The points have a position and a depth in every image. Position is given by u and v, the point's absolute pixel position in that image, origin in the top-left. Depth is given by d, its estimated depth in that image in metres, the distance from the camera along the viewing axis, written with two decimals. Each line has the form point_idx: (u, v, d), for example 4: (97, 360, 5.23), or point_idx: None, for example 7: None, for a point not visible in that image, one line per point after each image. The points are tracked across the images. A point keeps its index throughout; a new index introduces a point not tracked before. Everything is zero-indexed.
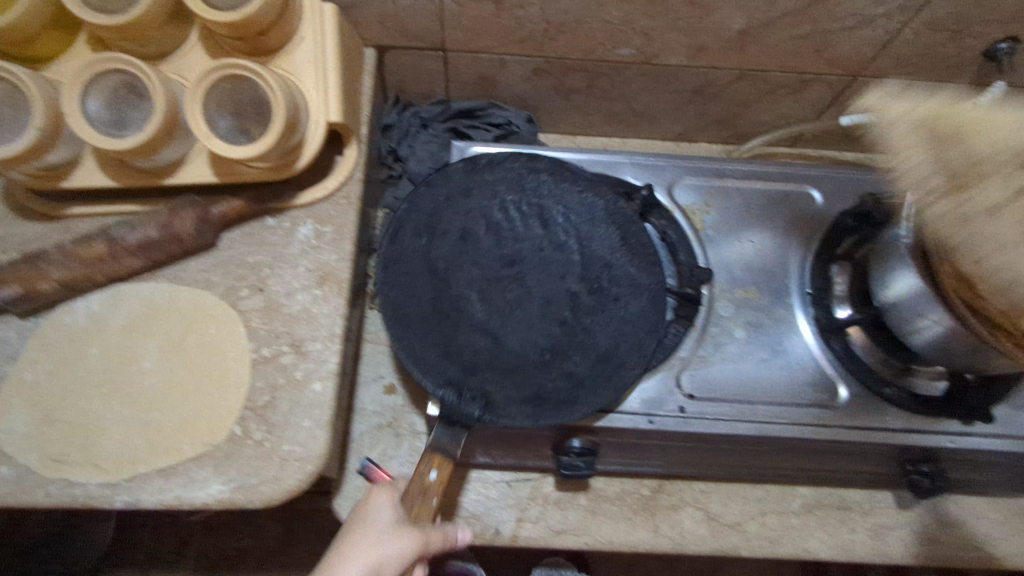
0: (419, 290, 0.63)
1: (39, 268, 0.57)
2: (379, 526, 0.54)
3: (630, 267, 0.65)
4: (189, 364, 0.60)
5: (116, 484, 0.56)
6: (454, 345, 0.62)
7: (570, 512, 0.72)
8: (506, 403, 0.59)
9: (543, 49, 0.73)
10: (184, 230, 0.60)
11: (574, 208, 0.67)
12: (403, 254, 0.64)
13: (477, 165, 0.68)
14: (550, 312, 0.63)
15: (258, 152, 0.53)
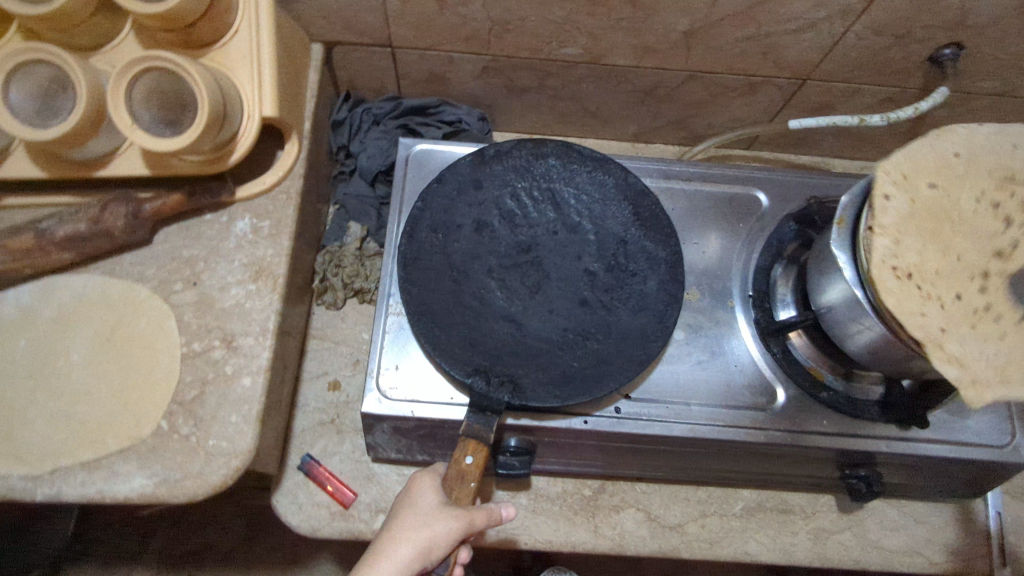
0: (439, 285, 0.62)
1: None
2: (425, 508, 0.54)
3: (645, 241, 0.64)
4: (120, 357, 0.60)
5: (38, 476, 0.55)
6: (478, 335, 0.60)
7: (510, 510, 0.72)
8: (536, 385, 0.58)
9: (489, 47, 0.73)
10: (114, 225, 0.60)
11: (585, 189, 0.66)
12: (420, 251, 0.62)
13: (486, 156, 0.67)
14: (572, 292, 0.62)
15: (183, 145, 0.54)
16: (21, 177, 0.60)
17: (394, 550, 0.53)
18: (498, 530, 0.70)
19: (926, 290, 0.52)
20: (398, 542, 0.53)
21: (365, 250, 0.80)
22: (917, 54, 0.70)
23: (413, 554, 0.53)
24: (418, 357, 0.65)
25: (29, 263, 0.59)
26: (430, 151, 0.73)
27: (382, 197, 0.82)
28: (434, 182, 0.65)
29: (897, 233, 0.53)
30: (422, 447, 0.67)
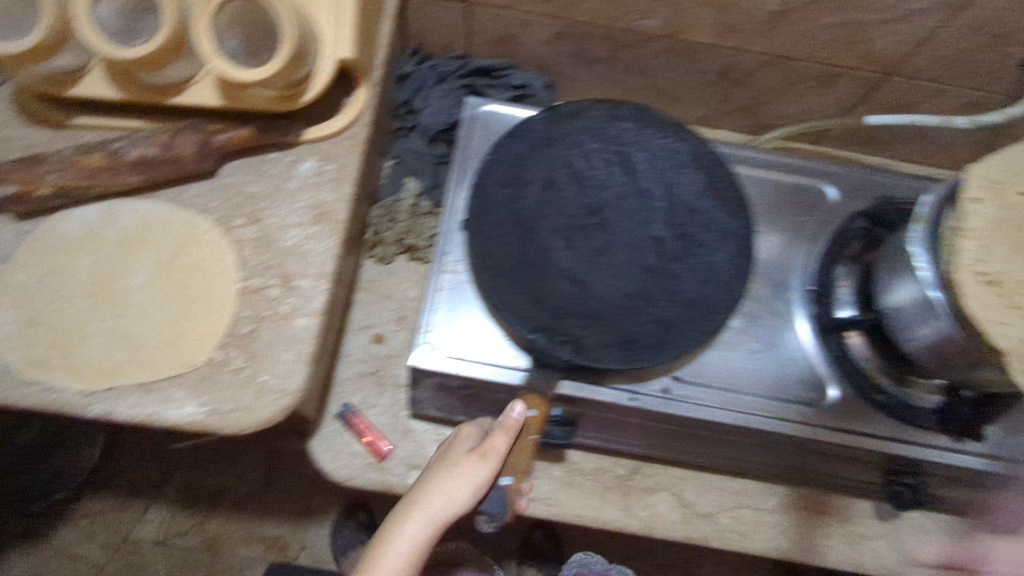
0: (506, 240, 0.63)
1: (37, 171, 0.57)
2: (458, 459, 0.61)
3: (716, 213, 0.65)
4: (178, 285, 0.60)
5: (93, 393, 0.56)
6: (542, 292, 0.61)
7: (543, 481, 0.71)
8: (597, 347, 0.59)
9: (567, 11, 0.71)
10: (185, 152, 0.59)
11: (658, 154, 0.66)
12: (490, 205, 0.64)
13: (560, 114, 0.67)
14: (637, 257, 0.62)
15: (262, 77, 0.53)
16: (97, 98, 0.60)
17: (429, 497, 0.59)
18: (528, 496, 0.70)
19: (1014, 301, 0.50)
20: (432, 489, 0.59)
21: (419, 207, 0.79)
22: (1014, 57, 0.67)
23: (447, 501, 0.58)
24: (466, 315, 0.65)
25: (98, 184, 0.59)
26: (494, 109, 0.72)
27: (439, 156, 0.82)
28: (507, 139, 0.66)
29: (983, 238, 0.51)
30: (464, 408, 0.68)
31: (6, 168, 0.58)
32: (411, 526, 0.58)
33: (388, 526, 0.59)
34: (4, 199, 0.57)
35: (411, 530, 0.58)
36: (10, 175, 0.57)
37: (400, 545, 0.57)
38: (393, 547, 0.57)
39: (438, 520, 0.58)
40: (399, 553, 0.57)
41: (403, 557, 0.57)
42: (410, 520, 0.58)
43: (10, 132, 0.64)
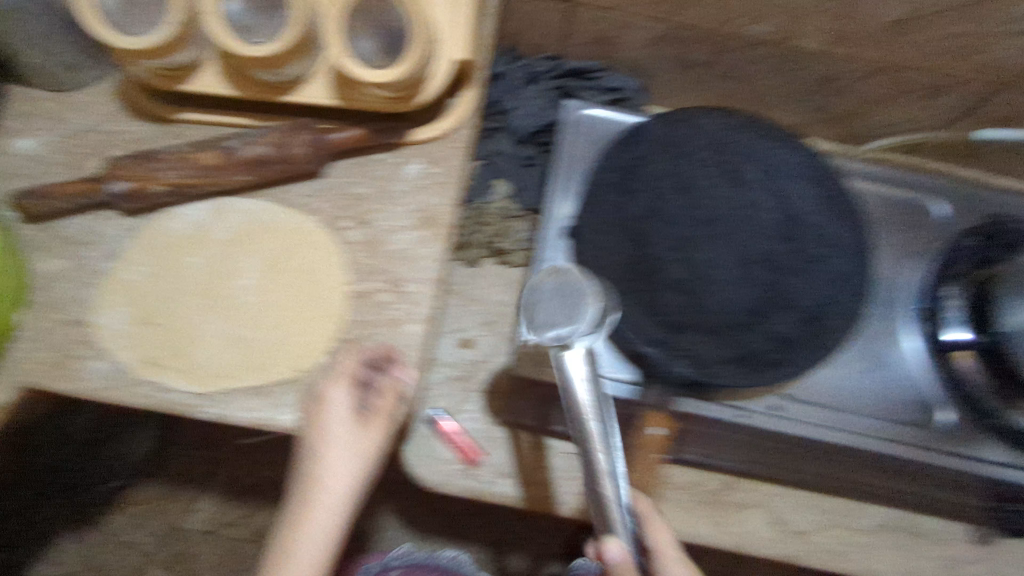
0: (618, 249, 0.62)
1: (151, 167, 0.57)
2: (346, 435, 0.55)
3: (832, 226, 0.62)
4: (287, 287, 0.60)
5: (206, 395, 0.56)
6: (656, 304, 0.60)
7: None
8: (714, 362, 0.59)
9: (674, 15, 0.69)
10: (296, 152, 0.58)
11: (770, 162, 0.63)
12: (601, 214, 0.64)
13: (674, 117, 0.66)
14: (753, 270, 0.60)
15: (398, 75, 0.52)
16: (209, 92, 0.59)
17: (328, 485, 0.55)
18: None
19: None
20: (321, 479, 0.55)
21: (507, 210, 0.78)
22: None
23: (348, 488, 0.56)
24: None
25: (210, 181, 0.58)
26: (594, 115, 0.71)
27: (528, 158, 0.80)
28: (620, 146, 0.66)
29: None
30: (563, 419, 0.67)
31: (122, 163, 0.57)
32: (318, 525, 0.54)
33: (290, 525, 0.55)
34: (118, 196, 0.57)
35: (320, 533, 0.54)
36: (126, 170, 0.56)
37: (316, 549, 0.54)
38: (301, 552, 0.53)
39: (340, 509, 0.55)
40: (307, 563, 0.53)
41: (318, 561, 0.54)
42: (318, 517, 0.54)
43: (115, 126, 0.63)
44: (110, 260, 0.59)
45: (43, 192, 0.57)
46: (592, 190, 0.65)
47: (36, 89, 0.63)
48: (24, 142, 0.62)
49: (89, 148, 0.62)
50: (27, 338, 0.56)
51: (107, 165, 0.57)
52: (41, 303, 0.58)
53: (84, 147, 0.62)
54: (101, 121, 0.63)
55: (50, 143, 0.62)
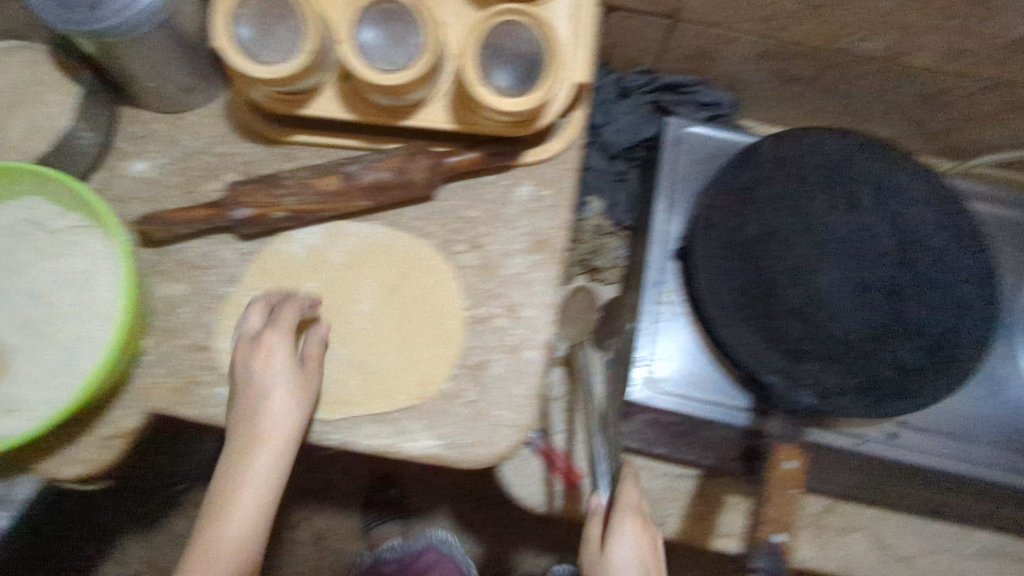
0: (735, 273, 0.62)
1: (275, 194, 0.57)
2: (280, 384, 0.53)
3: (954, 252, 0.61)
4: (405, 311, 0.60)
5: (332, 421, 0.57)
6: (776, 330, 0.59)
7: (737, 515, 0.72)
8: (841, 394, 0.57)
9: (783, 32, 0.67)
10: (417, 177, 0.58)
11: (885, 185, 0.63)
12: (716, 237, 0.63)
13: (787, 137, 0.65)
14: (873, 294, 0.59)
15: (529, 103, 0.50)
16: (328, 116, 0.58)
17: (270, 438, 0.52)
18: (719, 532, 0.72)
19: None
20: (273, 430, 0.52)
21: (600, 227, 0.81)
22: None
23: (291, 440, 0.53)
24: (682, 349, 0.65)
25: (330, 207, 0.59)
26: (700, 133, 0.70)
27: (618, 173, 0.80)
28: (732, 167, 0.65)
29: None
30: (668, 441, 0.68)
31: (244, 189, 0.57)
32: (256, 476, 0.52)
33: (228, 475, 0.52)
34: (240, 222, 0.57)
35: (261, 491, 0.52)
36: (250, 197, 0.57)
37: (258, 502, 0.52)
38: (240, 505, 0.51)
39: (280, 463, 0.53)
40: (244, 515, 0.51)
41: (259, 515, 0.52)
42: (255, 470, 0.52)
43: (226, 147, 0.63)
44: (229, 284, 0.59)
45: (166, 218, 0.57)
46: (705, 213, 0.65)
47: (146, 110, 0.63)
48: (139, 165, 0.62)
49: (203, 170, 0.62)
50: (152, 362, 0.57)
51: (229, 190, 0.57)
52: (163, 328, 0.59)
53: (197, 170, 0.62)
54: (212, 143, 0.63)
55: (163, 165, 0.62)
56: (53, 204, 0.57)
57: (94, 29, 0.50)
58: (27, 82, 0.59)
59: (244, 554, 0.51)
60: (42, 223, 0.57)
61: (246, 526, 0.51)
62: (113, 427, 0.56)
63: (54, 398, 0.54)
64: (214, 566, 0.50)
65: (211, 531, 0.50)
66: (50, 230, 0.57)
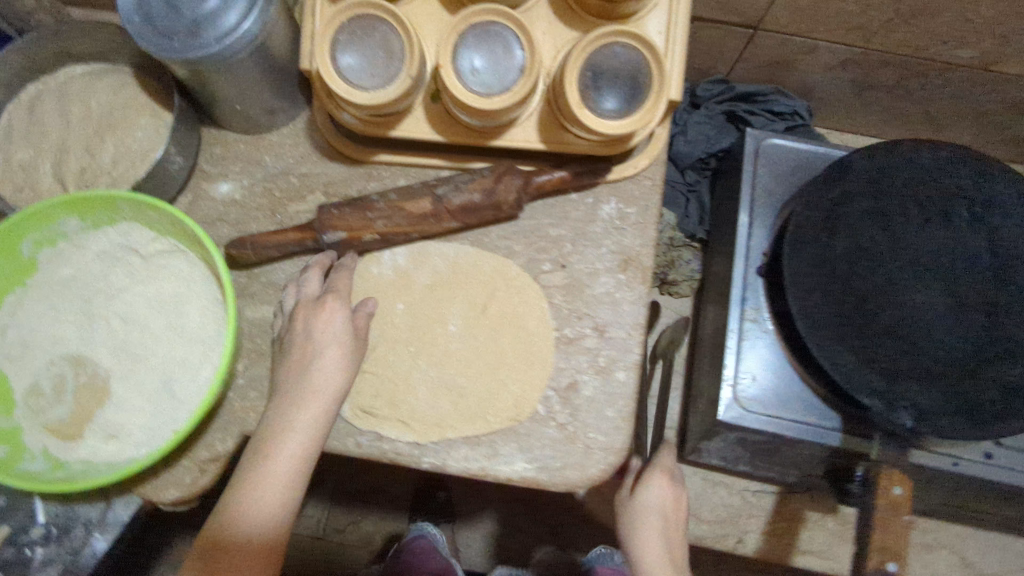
0: (827, 290, 0.60)
1: (366, 217, 0.57)
2: (335, 340, 0.54)
3: None
4: (493, 333, 0.60)
5: (424, 444, 0.57)
6: (871, 350, 0.58)
7: (819, 533, 0.73)
8: (939, 414, 0.56)
9: (870, 40, 0.66)
10: (506, 199, 0.56)
11: (981, 197, 0.61)
12: (806, 252, 0.62)
13: (880, 149, 0.63)
14: (970, 312, 0.58)
15: (636, 127, 0.50)
16: (416, 137, 0.58)
17: (319, 392, 0.52)
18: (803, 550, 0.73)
19: None
20: (322, 385, 0.53)
21: (674, 239, 0.81)
22: None
23: (334, 398, 0.53)
24: (773, 369, 0.63)
25: (419, 229, 0.58)
26: (781, 146, 0.69)
27: (690, 184, 0.79)
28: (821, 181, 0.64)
29: None
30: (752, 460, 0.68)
31: (334, 212, 0.57)
32: (301, 425, 0.51)
33: (274, 427, 0.51)
34: (333, 244, 0.57)
35: (301, 445, 0.51)
36: (339, 220, 0.56)
37: (301, 450, 0.51)
38: (283, 451, 0.51)
39: (325, 416, 0.53)
40: (282, 471, 0.50)
41: (300, 465, 0.51)
42: (300, 418, 0.52)
43: (310, 168, 0.63)
44: None
45: (256, 242, 0.58)
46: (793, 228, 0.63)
47: (229, 131, 0.64)
48: (223, 186, 0.63)
49: (288, 190, 0.63)
50: (245, 385, 0.58)
51: (318, 214, 0.57)
52: (253, 350, 0.59)
53: (281, 191, 0.63)
54: (295, 163, 0.63)
55: (248, 187, 0.63)
56: (149, 228, 0.57)
57: (194, 58, 0.50)
58: (115, 106, 0.60)
59: (280, 498, 0.50)
60: (136, 247, 0.57)
61: (288, 473, 0.50)
62: (211, 450, 0.56)
63: (153, 422, 0.54)
64: (257, 505, 0.49)
65: (255, 473, 0.50)
66: (144, 253, 0.57)
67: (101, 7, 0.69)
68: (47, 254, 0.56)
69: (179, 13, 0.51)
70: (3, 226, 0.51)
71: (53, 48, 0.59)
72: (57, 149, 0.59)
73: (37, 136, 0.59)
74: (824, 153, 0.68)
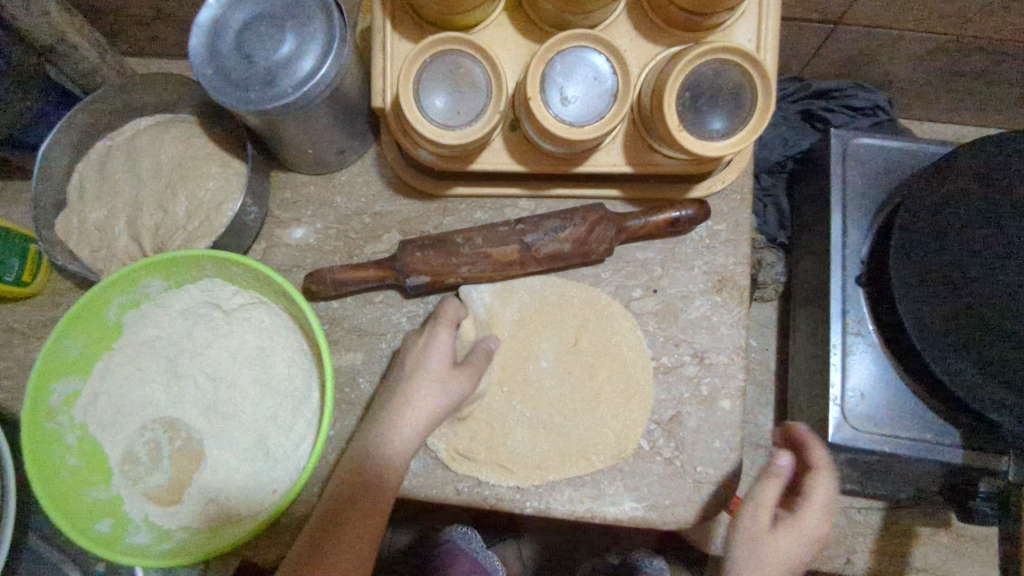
0: (940, 299, 0.56)
1: (452, 263, 0.54)
2: (434, 370, 0.52)
3: None
4: (589, 366, 0.57)
5: (526, 488, 0.54)
6: (994, 360, 0.54)
7: (929, 549, 0.72)
8: None
9: (962, 27, 0.62)
10: (598, 248, 0.54)
11: None
12: (912, 258, 0.58)
13: (981, 145, 0.59)
14: None
15: (738, 148, 0.47)
16: (495, 169, 0.56)
17: (410, 416, 0.51)
18: (915, 567, 0.71)
19: None
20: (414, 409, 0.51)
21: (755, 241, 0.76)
22: None
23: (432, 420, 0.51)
24: (884, 393, 0.60)
25: (504, 275, 0.56)
26: (870, 146, 0.66)
27: (766, 189, 0.76)
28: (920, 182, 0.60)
29: None
30: (859, 477, 0.65)
31: (418, 255, 0.54)
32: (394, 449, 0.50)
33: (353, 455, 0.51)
34: (415, 289, 0.55)
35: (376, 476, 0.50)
36: (425, 264, 0.54)
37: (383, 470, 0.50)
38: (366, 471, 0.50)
39: (419, 435, 0.52)
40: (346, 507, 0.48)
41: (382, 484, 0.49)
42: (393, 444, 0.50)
43: (384, 206, 0.62)
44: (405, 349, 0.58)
45: (334, 280, 0.55)
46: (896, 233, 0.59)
47: (298, 174, 0.62)
48: (297, 232, 0.61)
49: (363, 232, 0.61)
50: (337, 437, 0.56)
51: (402, 258, 0.54)
52: (342, 400, 0.57)
53: (356, 232, 0.61)
54: (368, 203, 0.62)
55: (322, 230, 0.61)
56: (231, 282, 0.56)
57: (270, 108, 0.49)
58: (184, 157, 0.59)
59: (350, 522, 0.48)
60: (220, 302, 0.56)
61: (366, 495, 0.49)
62: (309, 505, 0.55)
63: (253, 482, 0.52)
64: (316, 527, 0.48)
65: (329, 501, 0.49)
66: (227, 308, 0.56)
67: (160, 55, 0.68)
68: (132, 317, 0.55)
69: (254, 64, 0.50)
70: (91, 293, 0.50)
71: (120, 103, 0.59)
72: (132, 207, 0.59)
73: (110, 194, 0.59)
74: (918, 154, 0.65)
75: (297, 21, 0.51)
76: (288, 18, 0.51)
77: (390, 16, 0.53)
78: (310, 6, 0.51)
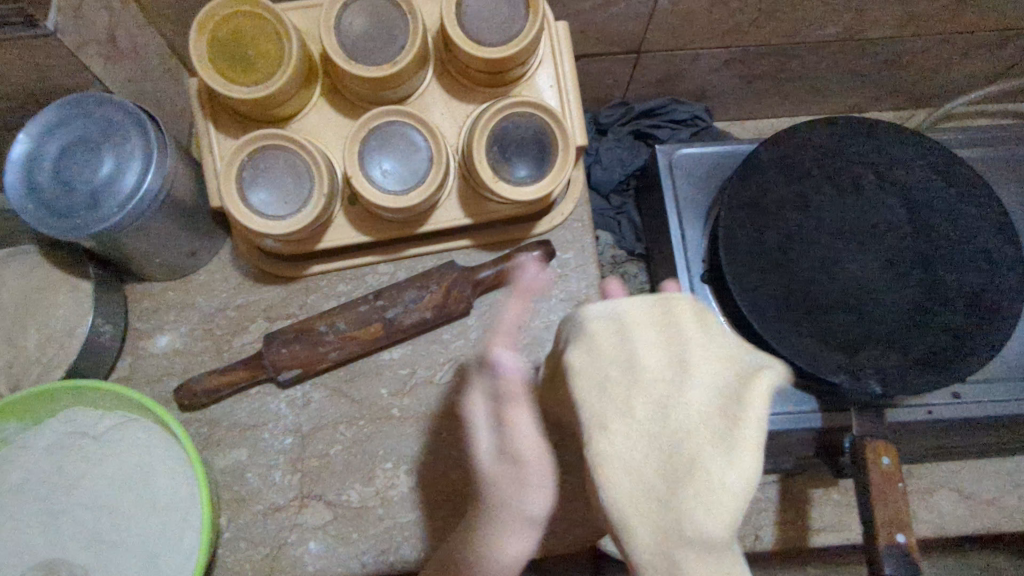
0: (772, 281, 0.61)
1: (320, 350, 0.57)
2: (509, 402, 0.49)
3: (961, 209, 0.63)
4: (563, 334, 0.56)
5: (429, 545, 0.56)
6: (825, 329, 0.60)
7: (828, 508, 0.77)
8: (903, 373, 0.57)
9: (743, 39, 0.69)
10: (458, 307, 0.58)
11: (881, 159, 0.65)
12: (741, 247, 0.62)
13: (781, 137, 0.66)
14: (897, 268, 0.61)
15: (550, 187, 0.52)
16: (342, 243, 0.58)
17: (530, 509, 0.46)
18: (818, 529, 0.77)
19: None
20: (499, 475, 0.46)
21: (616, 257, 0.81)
22: None
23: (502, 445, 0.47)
24: None
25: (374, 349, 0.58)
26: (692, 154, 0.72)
27: (618, 208, 0.82)
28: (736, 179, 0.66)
29: None
30: None
31: (284, 351, 0.56)
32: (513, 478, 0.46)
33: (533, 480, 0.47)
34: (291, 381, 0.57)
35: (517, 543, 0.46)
36: (292, 358, 0.56)
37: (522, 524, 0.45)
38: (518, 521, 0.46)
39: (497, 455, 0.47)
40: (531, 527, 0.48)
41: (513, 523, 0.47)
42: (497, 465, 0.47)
43: (246, 297, 0.62)
44: (290, 434, 0.58)
45: (204, 389, 0.56)
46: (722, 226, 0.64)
47: (153, 282, 0.62)
48: (161, 340, 0.61)
49: (228, 326, 0.62)
50: (232, 537, 0.56)
51: (269, 356, 0.56)
52: (233, 499, 0.57)
53: (221, 329, 0.61)
54: (229, 297, 0.62)
55: (186, 334, 0.61)
56: (94, 408, 0.55)
57: (97, 231, 0.49)
58: (30, 289, 0.58)
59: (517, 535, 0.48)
60: (86, 429, 0.55)
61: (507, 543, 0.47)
62: None
63: None
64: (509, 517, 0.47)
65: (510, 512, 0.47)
66: (96, 433, 0.55)
67: None
68: None
69: (77, 190, 0.51)
70: None
71: None
72: None
73: None
74: (734, 154, 0.72)
75: (112, 140, 0.51)
76: (101, 138, 0.51)
77: (210, 118, 0.55)
78: (122, 123, 0.51)
